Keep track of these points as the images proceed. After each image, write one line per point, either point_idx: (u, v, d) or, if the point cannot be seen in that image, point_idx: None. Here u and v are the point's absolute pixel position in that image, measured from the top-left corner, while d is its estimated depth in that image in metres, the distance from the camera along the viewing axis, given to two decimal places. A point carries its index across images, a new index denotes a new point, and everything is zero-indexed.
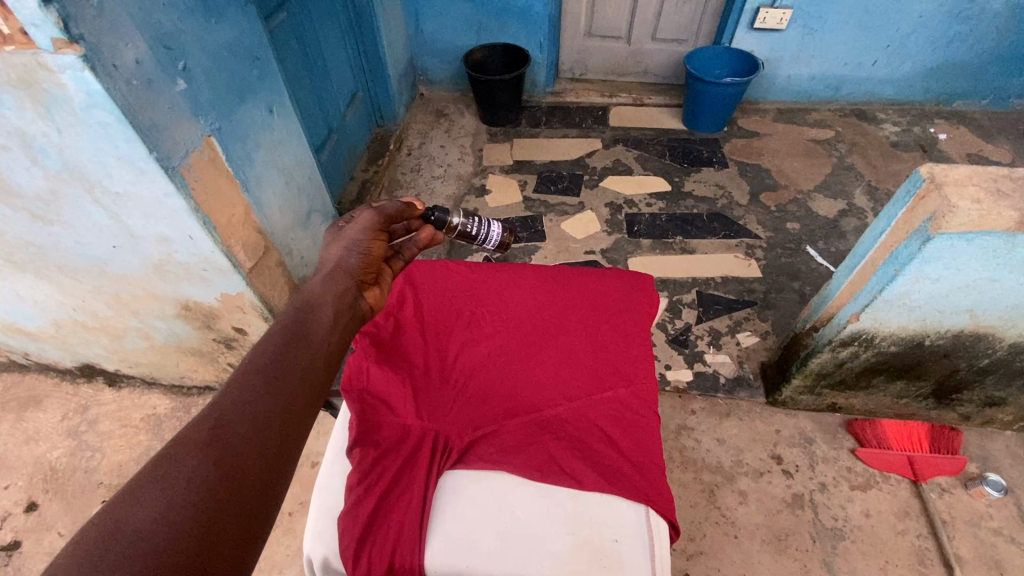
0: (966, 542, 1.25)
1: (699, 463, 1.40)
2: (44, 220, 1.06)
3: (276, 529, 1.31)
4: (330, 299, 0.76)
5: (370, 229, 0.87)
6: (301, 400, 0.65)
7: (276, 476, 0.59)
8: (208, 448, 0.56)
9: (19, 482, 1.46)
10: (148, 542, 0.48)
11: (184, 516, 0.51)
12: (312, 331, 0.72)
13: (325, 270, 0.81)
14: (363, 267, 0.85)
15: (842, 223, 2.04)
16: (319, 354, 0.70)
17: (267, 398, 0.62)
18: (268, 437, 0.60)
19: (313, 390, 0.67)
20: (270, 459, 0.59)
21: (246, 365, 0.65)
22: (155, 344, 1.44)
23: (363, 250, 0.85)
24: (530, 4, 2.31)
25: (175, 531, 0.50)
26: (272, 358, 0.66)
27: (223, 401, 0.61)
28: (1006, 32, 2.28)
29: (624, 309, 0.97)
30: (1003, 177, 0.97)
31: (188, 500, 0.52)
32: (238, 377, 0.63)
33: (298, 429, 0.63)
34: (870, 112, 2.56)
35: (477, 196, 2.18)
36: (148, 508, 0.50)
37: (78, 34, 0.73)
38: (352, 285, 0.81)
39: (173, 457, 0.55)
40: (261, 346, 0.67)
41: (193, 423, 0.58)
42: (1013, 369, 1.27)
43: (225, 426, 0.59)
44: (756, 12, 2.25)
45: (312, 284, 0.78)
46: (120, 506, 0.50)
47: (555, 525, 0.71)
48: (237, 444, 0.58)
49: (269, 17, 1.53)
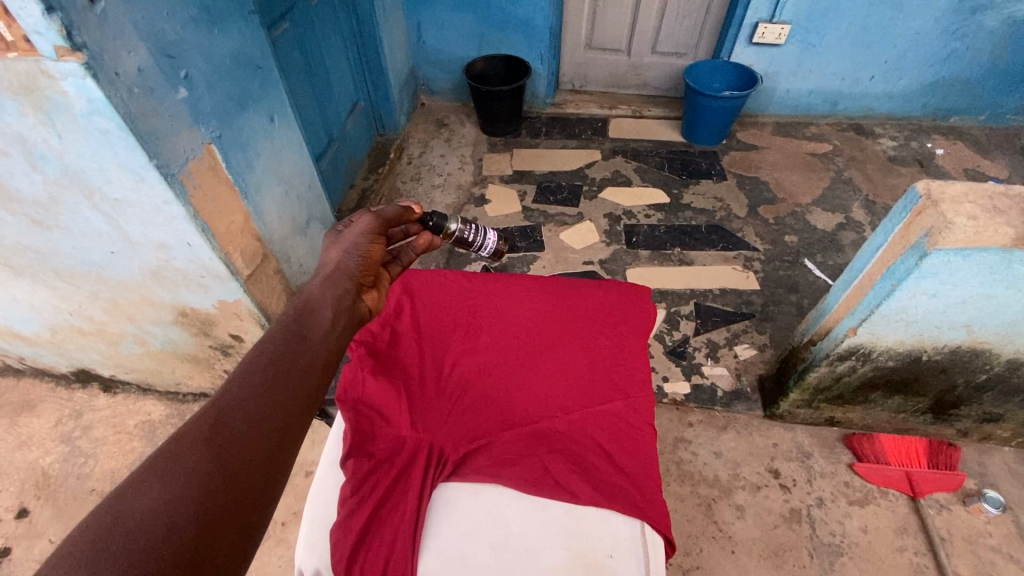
0: (965, 560, 1.24)
1: (697, 476, 1.39)
2: (43, 225, 1.05)
3: (268, 540, 1.30)
4: (329, 301, 0.76)
5: (369, 232, 0.87)
6: (302, 398, 0.65)
7: (274, 474, 0.59)
8: (208, 443, 0.56)
9: (10, 487, 1.44)
10: (148, 536, 0.48)
11: (184, 511, 0.51)
12: (312, 331, 0.72)
13: (324, 272, 0.81)
14: (362, 270, 0.84)
15: (840, 236, 2.05)
16: (318, 353, 0.70)
17: (267, 395, 0.62)
18: (269, 434, 0.60)
19: (314, 388, 0.67)
20: (270, 456, 0.59)
21: (246, 363, 0.65)
22: (151, 350, 1.43)
23: (361, 253, 0.85)
24: (531, 17, 2.33)
25: (175, 526, 0.49)
26: (271, 358, 0.66)
27: (223, 396, 0.61)
28: (1002, 51, 2.31)
29: (621, 320, 0.97)
30: (998, 194, 0.97)
31: (188, 495, 0.52)
32: (239, 375, 0.63)
33: (296, 428, 0.63)
34: (868, 126, 2.58)
35: (476, 205, 2.18)
36: (149, 500, 0.50)
37: (80, 42, 0.74)
38: (350, 287, 0.80)
39: (172, 452, 0.54)
40: (261, 344, 0.68)
41: (193, 419, 0.58)
42: (1011, 386, 1.27)
43: (224, 421, 0.58)
44: (754, 27, 2.28)
45: (310, 287, 0.78)
46: (118, 500, 0.50)
47: (549, 540, 0.71)
48: (238, 439, 0.58)
49: (272, 27, 1.54)
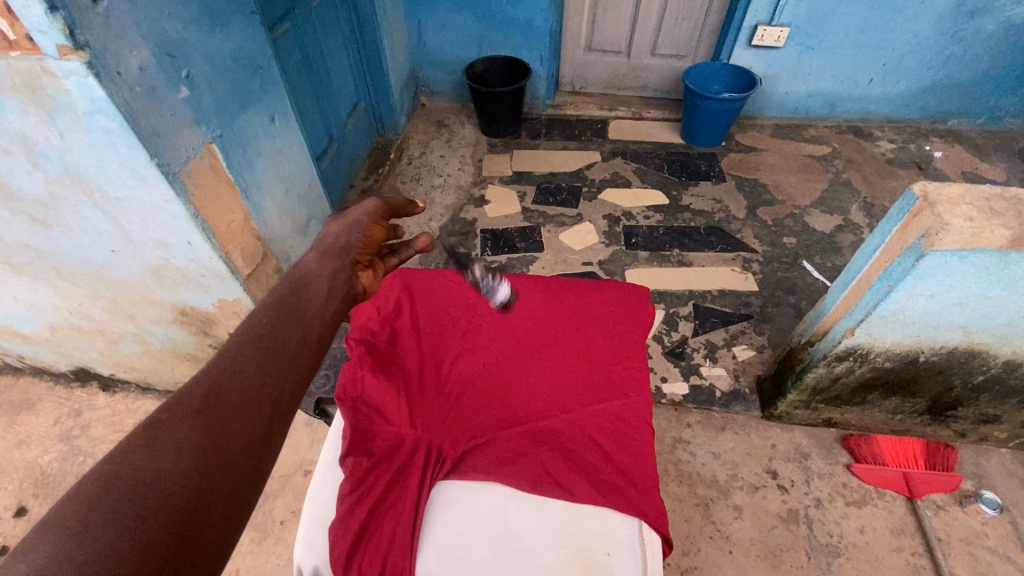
0: (962, 560, 1.24)
1: (695, 476, 1.39)
2: (43, 223, 1.06)
3: (267, 539, 1.31)
4: (325, 275, 0.76)
5: (372, 214, 0.88)
6: (295, 372, 0.65)
7: (266, 449, 0.59)
8: (199, 414, 0.56)
9: (8, 486, 1.44)
10: (137, 505, 0.48)
11: (175, 481, 0.51)
12: (306, 305, 0.71)
13: (321, 246, 0.81)
14: (361, 248, 0.84)
15: (838, 238, 2.05)
16: (313, 327, 0.70)
17: (260, 368, 0.62)
18: (260, 409, 0.60)
19: (307, 363, 0.67)
20: (261, 430, 0.59)
21: (238, 337, 0.65)
22: (151, 349, 1.44)
23: (361, 233, 0.85)
24: (531, 19, 2.34)
25: (166, 496, 0.50)
26: (264, 332, 0.66)
27: (214, 368, 0.60)
28: (1000, 54, 2.31)
29: (620, 321, 0.97)
30: (995, 196, 0.98)
31: (178, 467, 0.52)
32: (230, 348, 0.63)
33: (289, 401, 0.63)
34: (867, 129, 2.59)
35: (476, 206, 2.19)
36: (139, 471, 0.50)
37: (83, 41, 0.74)
38: (347, 264, 0.80)
39: (162, 424, 0.54)
40: (253, 317, 0.67)
41: (184, 391, 0.58)
42: (1007, 387, 1.28)
43: (216, 395, 0.58)
44: (754, 29, 2.29)
45: (308, 260, 0.78)
46: (106, 471, 0.49)
47: (547, 538, 0.71)
48: (229, 412, 0.58)
49: (273, 27, 1.55)
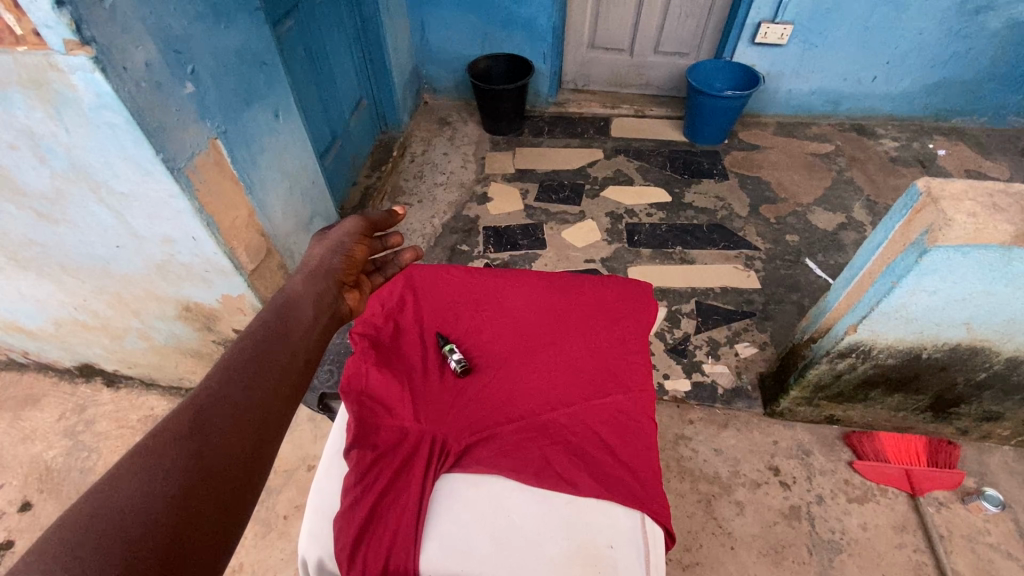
0: (964, 557, 1.24)
1: (697, 473, 1.39)
2: (49, 219, 1.06)
3: (270, 532, 1.32)
4: (311, 298, 0.78)
5: (354, 233, 0.90)
6: (281, 395, 0.65)
7: (256, 468, 0.59)
8: (187, 439, 0.56)
9: (13, 481, 1.45)
10: (125, 531, 0.48)
11: (162, 507, 0.51)
12: (293, 328, 0.73)
13: (310, 267, 0.83)
14: (345, 269, 0.86)
15: (842, 236, 2.05)
16: (299, 349, 0.71)
17: (247, 392, 0.63)
18: (249, 429, 0.60)
19: (294, 383, 0.68)
20: (250, 449, 0.59)
21: (223, 363, 0.66)
22: (154, 345, 1.44)
23: (344, 252, 0.87)
24: (534, 16, 2.34)
25: (153, 523, 0.50)
26: (252, 354, 0.67)
27: (202, 392, 0.61)
28: (1005, 52, 2.31)
29: (623, 316, 0.97)
30: (999, 192, 0.98)
31: (166, 491, 0.52)
32: (217, 372, 0.64)
33: (276, 423, 0.63)
34: (870, 127, 2.58)
35: (478, 203, 2.19)
36: (127, 496, 0.50)
37: (90, 36, 0.75)
38: (332, 284, 0.82)
39: (150, 449, 0.55)
40: (241, 341, 0.69)
41: (170, 417, 0.58)
42: (1010, 384, 1.28)
43: (203, 418, 0.59)
44: (756, 27, 2.28)
45: (294, 283, 0.80)
46: (94, 499, 0.50)
47: (549, 531, 0.71)
48: (217, 436, 0.58)
49: (277, 24, 1.55)
